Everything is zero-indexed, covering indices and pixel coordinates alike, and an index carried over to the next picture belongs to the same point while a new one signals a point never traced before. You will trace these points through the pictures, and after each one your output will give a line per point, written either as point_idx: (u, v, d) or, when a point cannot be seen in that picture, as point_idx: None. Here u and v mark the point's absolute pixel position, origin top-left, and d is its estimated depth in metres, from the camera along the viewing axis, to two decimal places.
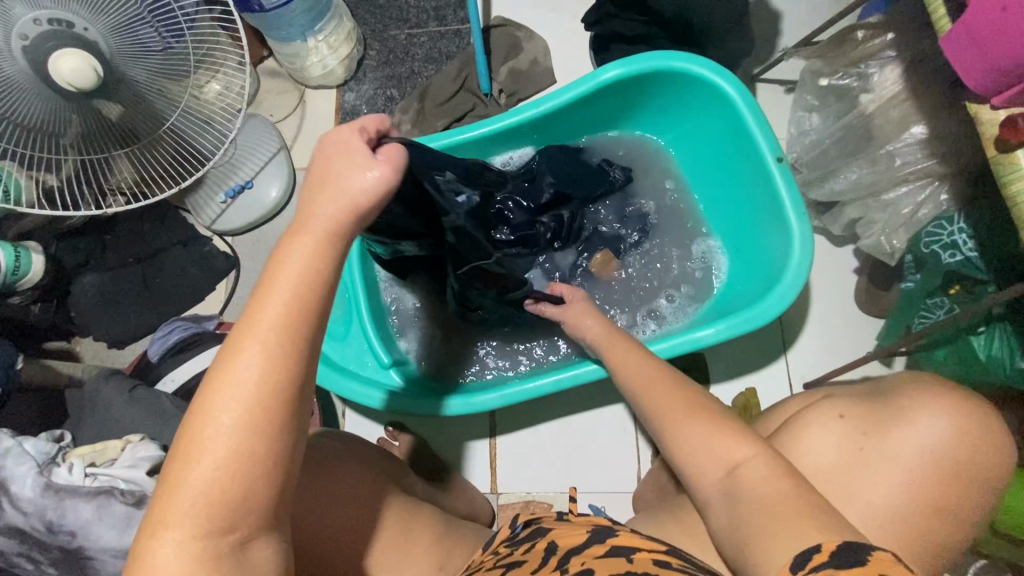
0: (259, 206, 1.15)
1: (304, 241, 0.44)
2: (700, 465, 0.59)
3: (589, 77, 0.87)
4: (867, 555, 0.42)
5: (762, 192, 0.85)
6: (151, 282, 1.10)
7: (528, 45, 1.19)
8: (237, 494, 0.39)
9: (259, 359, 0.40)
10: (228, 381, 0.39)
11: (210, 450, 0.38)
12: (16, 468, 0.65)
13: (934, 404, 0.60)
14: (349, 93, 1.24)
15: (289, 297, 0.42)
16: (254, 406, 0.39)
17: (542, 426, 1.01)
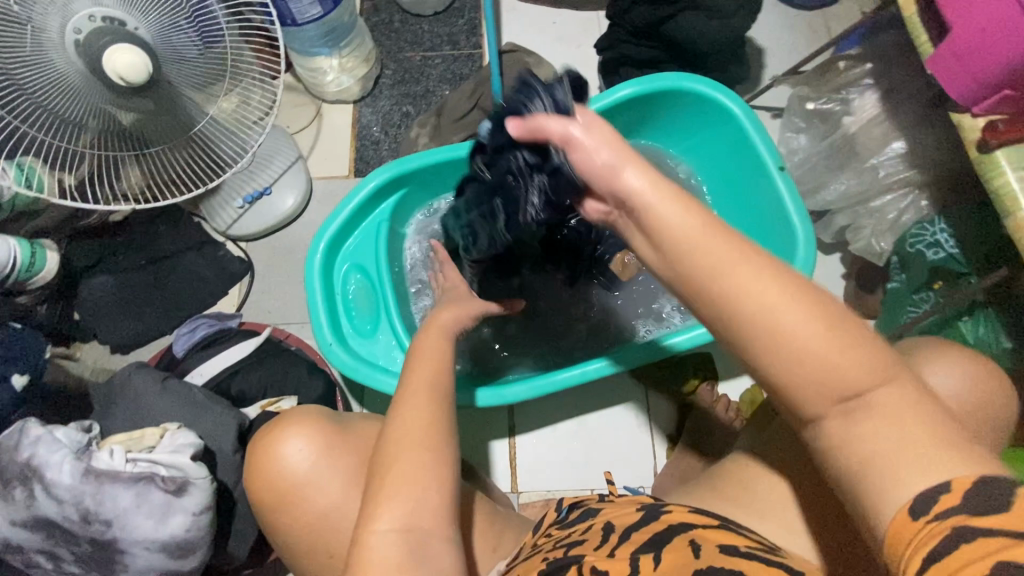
0: (275, 212, 1.17)
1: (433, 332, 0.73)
2: (810, 394, 0.42)
3: (608, 93, 0.95)
4: (1002, 491, 0.38)
5: (769, 195, 0.93)
6: (163, 286, 1.09)
7: (538, 69, 1.27)
8: (425, 498, 0.57)
9: (423, 404, 0.62)
10: (405, 414, 0.61)
11: (404, 467, 0.57)
12: (50, 455, 0.63)
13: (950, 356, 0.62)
14: (365, 108, 1.29)
15: (435, 363, 0.67)
16: (427, 437, 0.59)
17: (559, 424, 1.03)
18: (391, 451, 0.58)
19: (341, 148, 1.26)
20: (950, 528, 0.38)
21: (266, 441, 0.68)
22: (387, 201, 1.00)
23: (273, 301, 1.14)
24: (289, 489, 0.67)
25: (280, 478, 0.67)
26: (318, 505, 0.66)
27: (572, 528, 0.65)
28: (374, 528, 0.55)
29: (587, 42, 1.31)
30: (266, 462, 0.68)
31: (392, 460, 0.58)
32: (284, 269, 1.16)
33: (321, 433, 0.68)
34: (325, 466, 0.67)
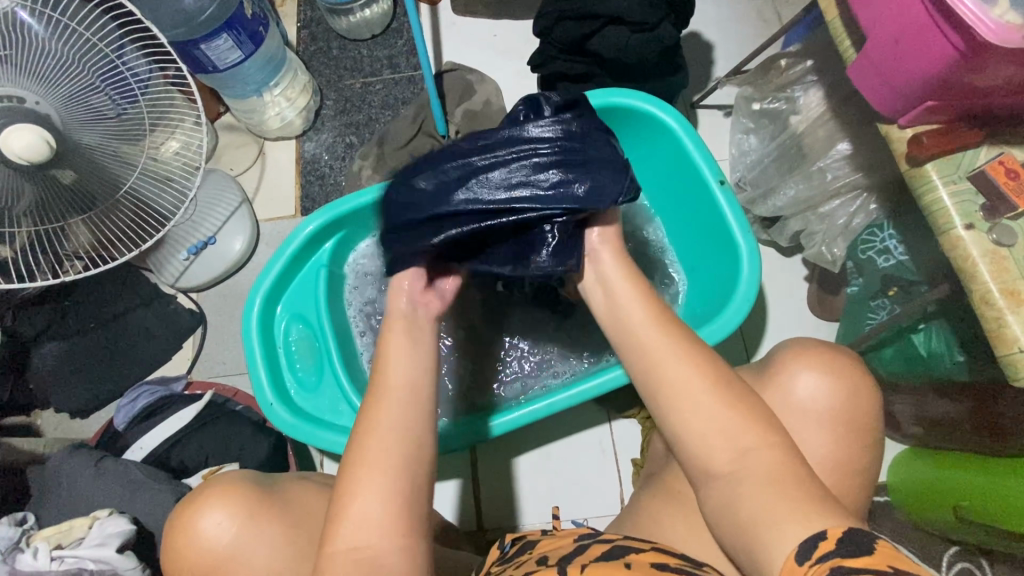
0: (224, 259, 1.15)
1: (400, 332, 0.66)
2: (707, 446, 0.59)
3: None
4: (871, 545, 0.45)
5: (703, 213, 0.91)
6: (113, 347, 1.08)
7: (480, 86, 1.23)
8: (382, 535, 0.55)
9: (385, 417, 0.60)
10: (375, 436, 0.58)
11: (367, 493, 0.55)
12: None
13: (812, 360, 0.63)
14: (308, 143, 1.25)
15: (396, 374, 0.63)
16: (383, 459, 0.57)
17: (521, 456, 1.01)
18: (347, 484, 0.56)
19: (287, 185, 1.23)
20: (830, 566, 0.44)
21: (184, 515, 0.65)
22: (324, 246, 0.98)
23: (229, 351, 1.13)
24: (219, 561, 0.64)
25: (212, 547, 0.64)
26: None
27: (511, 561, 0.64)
28: (334, 549, 0.54)
29: (529, 54, 1.27)
30: (185, 536, 0.65)
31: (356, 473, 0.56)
32: (239, 317, 1.15)
33: (235, 497, 0.65)
34: (252, 525, 0.65)
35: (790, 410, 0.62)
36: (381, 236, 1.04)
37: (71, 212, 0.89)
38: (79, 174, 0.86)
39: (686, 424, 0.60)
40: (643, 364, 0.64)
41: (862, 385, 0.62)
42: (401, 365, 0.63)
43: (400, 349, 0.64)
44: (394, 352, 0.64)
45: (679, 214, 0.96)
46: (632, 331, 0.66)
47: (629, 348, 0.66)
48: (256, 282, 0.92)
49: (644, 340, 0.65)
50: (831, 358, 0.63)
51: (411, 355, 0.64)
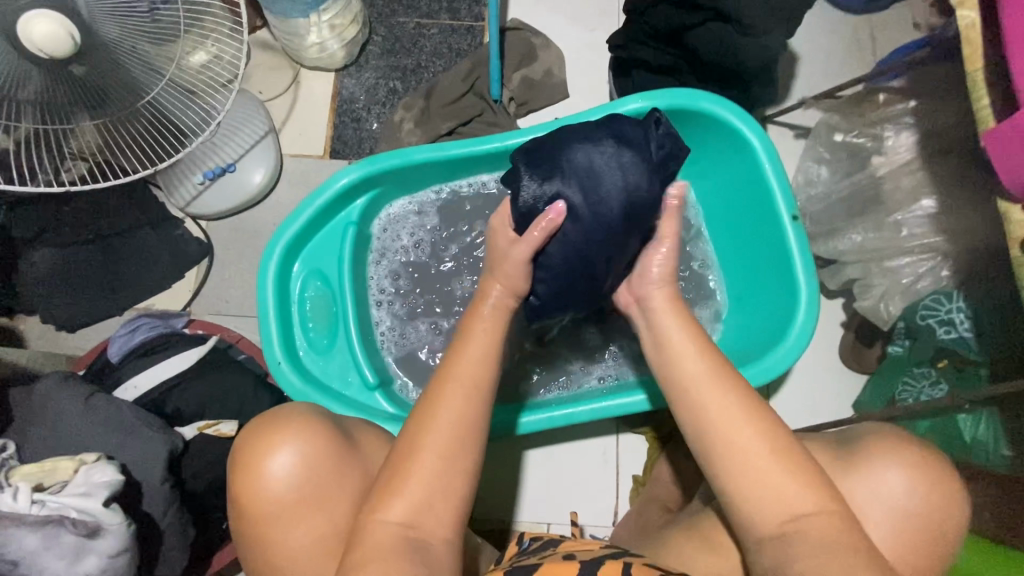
0: (240, 191, 1.06)
1: (484, 318, 0.61)
2: (760, 510, 0.55)
3: (612, 105, 0.84)
4: None
5: (764, 243, 0.86)
6: (110, 266, 1.00)
7: (544, 53, 1.13)
8: (441, 508, 0.52)
9: (459, 401, 0.55)
10: (438, 421, 0.54)
11: (424, 473, 0.52)
12: None
13: (894, 454, 0.62)
14: (348, 79, 1.15)
15: (482, 354, 0.58)
16: (454, 439, 0.54)
17: (522, 453, 0.99)
18: (411, 451, 0.53)
19: (318, 122, 1.13)
20: None
21: (252, 447, 0.59)
22: (357, 201, 0.91)
23: (233, 289, 1.06)
24: (274, 512, 0.57)
25: (283, 484, 0.58)
26: (293, 544, 0.57)
27: (531, 555, 0.64)
28: (383, 518, 0.51)
29: (603, 27, 1.16)
30: (247, 476, 0.58)
31: (417, 446, 0.53)
32: (249, 256, 1.08)
33: (313, 444, 0.59)
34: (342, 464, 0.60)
35: (870, 497, 0.62)
36: (417, 198, 0.96)
37: (83, 111, 0.76)
38: (102, 66, 0.73)
39: (749, 479, 0.55)
40: (697, 406, 0.58)
41: (946, 487, 0.62)
42: (485, 350, 0.58)
43: (484, 334, 0.59)
44: (482, 329, 0.60)
45: (735, 238, 0.90)
46: (697, 373, 0.59)
47: (687, 401, 0.59)
48: (279, 227, 0.85)
49: (706, 390, 0.58)
50: (901, 448, 0.63)
51: (493, 341, 0.59)
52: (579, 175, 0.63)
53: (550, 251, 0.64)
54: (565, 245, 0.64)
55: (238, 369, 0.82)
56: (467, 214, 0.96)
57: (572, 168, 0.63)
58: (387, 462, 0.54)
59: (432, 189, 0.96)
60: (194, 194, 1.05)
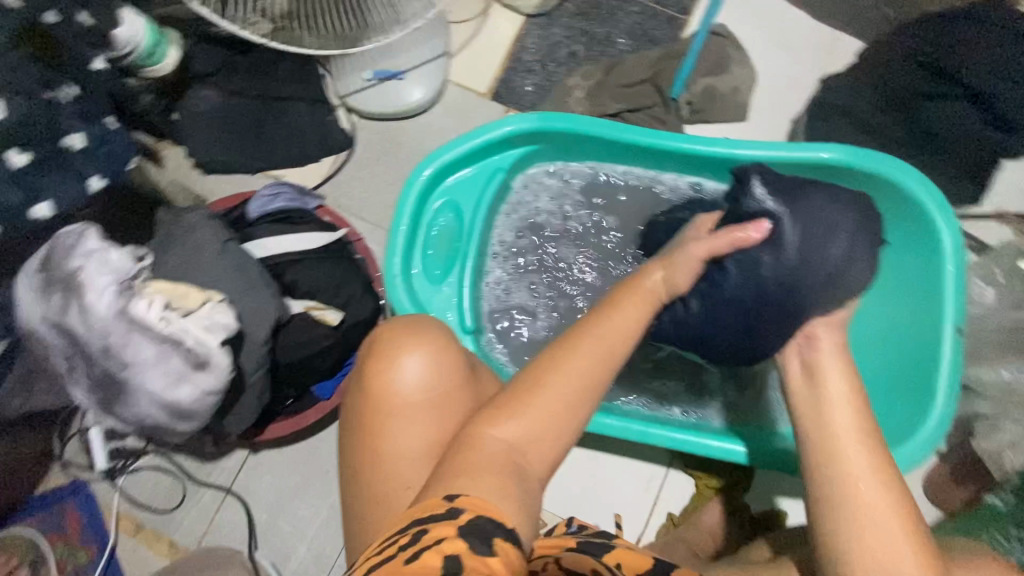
0: (399, 100, 1.07)
1: (642, 295, 0.59)
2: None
3: (808, 148, 0.79)
4: None
5: (909, 340, 0.80)
6: (261, 126, 1.03)
7: (737, 70, 1.08)
8: (549, 447, 0.50)
9: (597, 352, 0.54)
10: (573, 362, 0.53)
11: (547, 404, 0.51)
12: (98, 276, 0.63)
13: (996, 574, 0.59)
14: (534, 28, 1.12)
15: (631, 323, 0.56)
16: (582, 387, 0.52)
17: (570, 446, 0.98)
18: (539, 381, 0.52)
19: (491, 59, 1.11)
20: None
21: (386, 344, 0.61)
22: (514, 149, 0.89)
23: (359, 188, 1.08)
24: (385, 407, 0.58)
25: (407, 381, 0.59)
26: (399, 444, 0.57)
27: (587, 534, 0.63)
28: (495, 432, 0.50)
29: (806, 64, 1.09)
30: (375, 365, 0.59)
31: (547, 379, 0.52)
32: (383, 163, 1.08)
33: (441, 351, 0.60)
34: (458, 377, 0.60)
35: None
36: (569, 167, 0.93)
37: None
38: None
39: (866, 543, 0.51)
40: (831, 448, 0.55)
41: None
42: (632, 320, 0.57)
43: (637, 307, 0.58)
44: (636, 303, 0.58)
45: (875, 326, 0.85)
46: (837, 416, 0.56)
47: (816, 436, 0.56)
48: (437, 149, 0.85)
49: (846, 442, 0.54)
50: (1002, 567, 0.60)
51: (642, 315, 0.57)
52: (812, 220, 0.63)
53: (730, 272, 0.64)
54: (750, 272, 0.64)
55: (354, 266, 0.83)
56: (612, 200, 0.93)
57: (812, 213, 0.63)
58: (510, 385, 0.53)
59: (587, 165, 0.93)
60: (359, 88, 1.06)
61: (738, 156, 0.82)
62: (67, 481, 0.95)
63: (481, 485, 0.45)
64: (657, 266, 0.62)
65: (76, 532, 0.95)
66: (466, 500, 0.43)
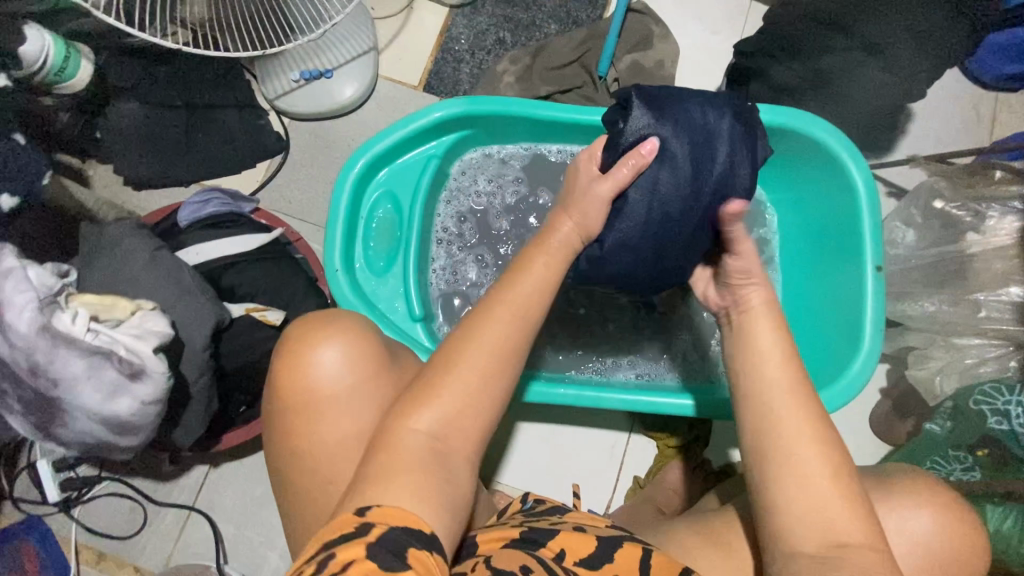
0: (330, 99, 1.06)
1: (545, 256, 0.62)
2: (802, 522, 0.53)
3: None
4: None
5: (837, 283, 0.84)
6: (190, 136, 1.01)
7: (660, 44, 1.11)
8: (467, 423, 0.54)
9: (503, 323, 0.56)
10: (480, 339, 0.55)
11: (458, 385, 0.54)
12: (15, 294, 0.59)
13: (920, 497, 0.64)
14: (459, 18, 1.13)
15: (535, 287, 0.59)
16: (493, 359, 0.55)
17: (532, 424, 0.99)
18: (451, 361, 0.55)
19: (421, 52, 1.12)
20: None
21: (299, 344, 0.61)
22: (447, 136, 0.90)
23: (299, 190, 1.07)
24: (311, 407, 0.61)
25: (320, 382, 0.60)
26: (324, 443, 0.60)
27: (538, 517, 0.64)
28: (413, 425, 0.52)
29: (725, 34, 1.13)
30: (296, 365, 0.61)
31: (457, 361, 0.54)
32: (320, 164, 1.08)
33: (355, 338, 0.62)
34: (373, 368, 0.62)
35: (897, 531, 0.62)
36: (505, 149, 0.95)
37: None
38: None
39: (796, 491, 0.53)
40: (765, 404, 0.57)
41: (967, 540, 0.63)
42: (537, 285, 0.59)
43: (539, 272, 0.60)
44: (536, 268, 0.60)
45: (800, 277, 0.90)
46: (762, 370, 0.58)
47: (750, 395, 0.58)
48: (367, 141, 0.85)
49: (780, 399, 0.56)
50: (932, 493, 0.64)
51: (545, 280, 0.60)
52: (692, 131, 0.67)
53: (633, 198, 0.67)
54: (650, 193, 0.67)
55: (295, 265, 0.82)
56: (550, 177, 0.95)
57: (688, 122, 0.67)
58: (422, 371, 0.55)
59: (522, 145, 0.95)
60: (285, 89, 1.05)
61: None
62: (19, 518, 0.92)
63: (397, 493, 0.48)
64: (565, 216, 0.65)
65: (33, 570, 0.92)
66: (377, 513, 0.45)
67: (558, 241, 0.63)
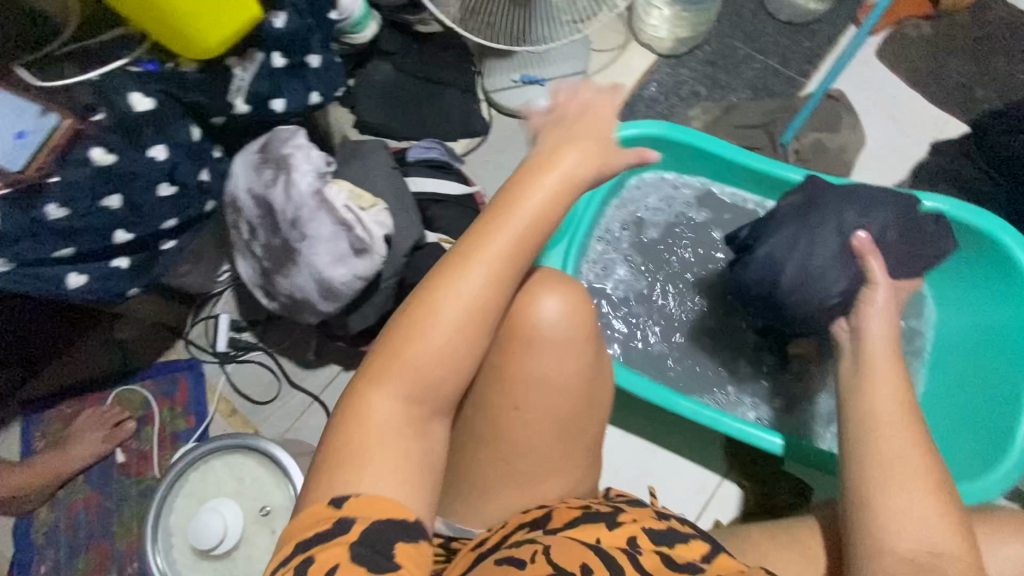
0: (535, 103, 1.22)
1: (548, 180, 0.51)
2: (901, 525, 0.55)
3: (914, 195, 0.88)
4: None
5: (999, 386, 0.86)
6: (420, 102, 1.20)
7: (847, 131, 1.17)
8: (455, 360, 0.50)
9: (482, 273, 0.50)
10: (470, 271, 0.49)
11: (440, 327, 0.49)
12: (302, 162, 0.78)
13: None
14: (664, 66, 1.27)
15: (541, 202, 0.51)
16: (475, 305, 0.50)
17: (631, 435, 1.01)
18: (431, 302, 0.50)
19: (623, 84, 1.26)
20: None
21: None
22: (636, 151, 1.00)
23: (486, 169, 1.23)
24: None
25: (539, 330, 0.63)
26: None
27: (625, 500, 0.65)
28: (386, 396, 0.49)
29: (914, 138, 1.17)
30: None
31: (429, 314, 0.50)
32: (510, 153, 1.23)
33: None
34: (583, 330, 0.64)
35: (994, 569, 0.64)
36: (681, 178, 1.03)
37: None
38: None
39: (893, 495, 0.56)
40: (868, 417, 0.61)
41: None
42: (543, 212, 0.51)
43: (540, 197, 0.51)
44: (539, 194, 0.51)
45: (953, 372, 0.91)
46: (870, 387, 0.63)
47: (856, 408, 0.62)
48: None
49: (884, 409, 0.61)
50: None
51: (545, 198, 0.51)
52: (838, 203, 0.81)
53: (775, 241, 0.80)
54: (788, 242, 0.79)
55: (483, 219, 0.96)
56: (716, 214, 1.02)
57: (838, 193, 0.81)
58: (414, 292, 0.51)
59: (698, 178, 1.03)
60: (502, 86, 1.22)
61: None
62: (185, 357, 1.09)
63: (378, 477, 0.46)
64: (535, 160, 0.53)
65: (181, 401, 1.07)
66: (356, 504, 0.45)
67: (573, 151, 0.53)
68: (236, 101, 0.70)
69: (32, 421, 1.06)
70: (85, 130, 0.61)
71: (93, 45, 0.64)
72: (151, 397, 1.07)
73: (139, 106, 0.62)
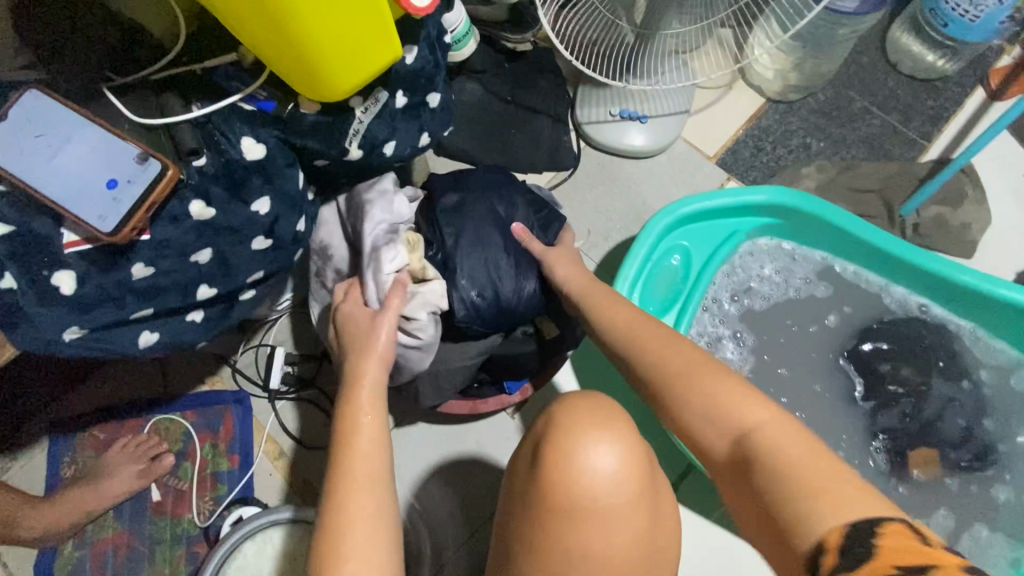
0: (632, 141, 1.11)
1: (361, 396, 0.62)
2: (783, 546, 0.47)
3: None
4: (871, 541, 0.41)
5: None
6: (508, 127, 1.09)
7: (974, 207, 1.06)
8: (371, 505, 0.56)
9: (368, 412, 0.61)
10: (337, 518, 0.55)
11: (355, 504, 0.55)
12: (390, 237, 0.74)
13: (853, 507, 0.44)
14: (772, 111, 1.16)
15: (369, 423, 0.60)
16: (372, 452, 0.59)
17: (715, 527, 0.92)
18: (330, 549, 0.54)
19: (726, 128, 1.15)
20: None
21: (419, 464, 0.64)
22: (752, 218, 0.92)
23: (571, 208, 1.12)
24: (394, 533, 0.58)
25: (581, 490, 0.55)
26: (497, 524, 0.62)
27: None
28: None
29: None
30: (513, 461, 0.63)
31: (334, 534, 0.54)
32: (599, 193, 1.13)
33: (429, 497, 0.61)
34: (631, 491, 0.55)
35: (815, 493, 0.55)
36: (798, 249, 0.94)
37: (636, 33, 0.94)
38: None
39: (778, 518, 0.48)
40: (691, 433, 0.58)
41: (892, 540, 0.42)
42: (371, 436, 0.59)
43: (371, 424, 0.60)
44: (361, 419, 0.60)
45: None
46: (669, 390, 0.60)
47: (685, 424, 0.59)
48: (683, 200, 0.87)
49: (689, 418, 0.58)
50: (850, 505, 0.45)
51: (360, 424, 0.60)
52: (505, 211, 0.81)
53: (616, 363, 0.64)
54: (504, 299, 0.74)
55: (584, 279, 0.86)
56: (831, 292, 0.93)
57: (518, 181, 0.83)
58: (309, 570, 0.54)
59: (817, 252, 0.93)
60: (598, 119, 1.11)
61: (997, 295, 0.83)
62: (231, 389, 0.99)
63: None
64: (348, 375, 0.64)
65: (225, 438, 0.97)
66: None
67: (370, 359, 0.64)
68: (350, 147, 0.61)
69: (61, 444, 0.96)
70: (187, 179, 0.51)
71: (198, 71, 0.53)
72: (193, 430, 0.97)
73: (250, 152, 0.53)
